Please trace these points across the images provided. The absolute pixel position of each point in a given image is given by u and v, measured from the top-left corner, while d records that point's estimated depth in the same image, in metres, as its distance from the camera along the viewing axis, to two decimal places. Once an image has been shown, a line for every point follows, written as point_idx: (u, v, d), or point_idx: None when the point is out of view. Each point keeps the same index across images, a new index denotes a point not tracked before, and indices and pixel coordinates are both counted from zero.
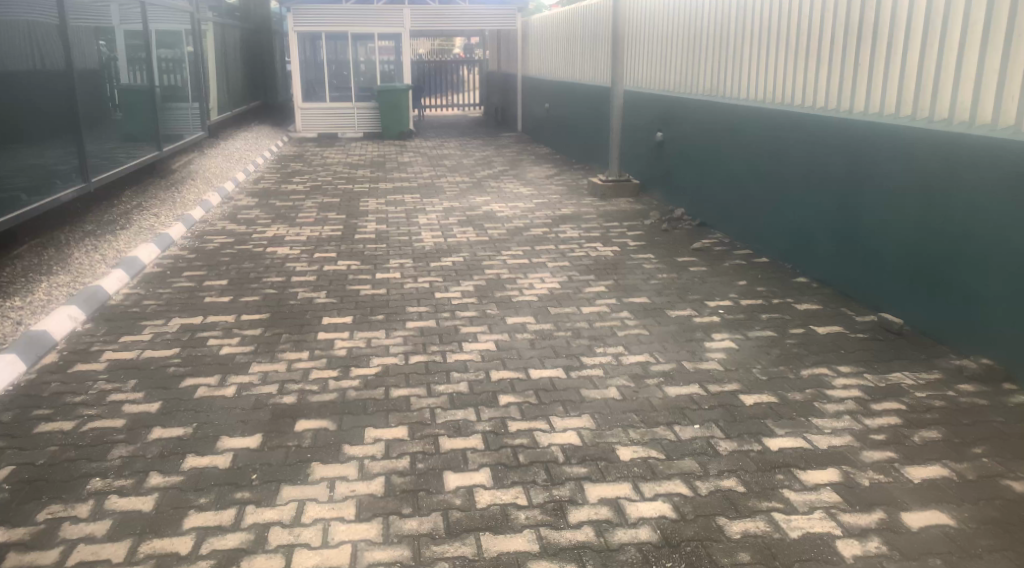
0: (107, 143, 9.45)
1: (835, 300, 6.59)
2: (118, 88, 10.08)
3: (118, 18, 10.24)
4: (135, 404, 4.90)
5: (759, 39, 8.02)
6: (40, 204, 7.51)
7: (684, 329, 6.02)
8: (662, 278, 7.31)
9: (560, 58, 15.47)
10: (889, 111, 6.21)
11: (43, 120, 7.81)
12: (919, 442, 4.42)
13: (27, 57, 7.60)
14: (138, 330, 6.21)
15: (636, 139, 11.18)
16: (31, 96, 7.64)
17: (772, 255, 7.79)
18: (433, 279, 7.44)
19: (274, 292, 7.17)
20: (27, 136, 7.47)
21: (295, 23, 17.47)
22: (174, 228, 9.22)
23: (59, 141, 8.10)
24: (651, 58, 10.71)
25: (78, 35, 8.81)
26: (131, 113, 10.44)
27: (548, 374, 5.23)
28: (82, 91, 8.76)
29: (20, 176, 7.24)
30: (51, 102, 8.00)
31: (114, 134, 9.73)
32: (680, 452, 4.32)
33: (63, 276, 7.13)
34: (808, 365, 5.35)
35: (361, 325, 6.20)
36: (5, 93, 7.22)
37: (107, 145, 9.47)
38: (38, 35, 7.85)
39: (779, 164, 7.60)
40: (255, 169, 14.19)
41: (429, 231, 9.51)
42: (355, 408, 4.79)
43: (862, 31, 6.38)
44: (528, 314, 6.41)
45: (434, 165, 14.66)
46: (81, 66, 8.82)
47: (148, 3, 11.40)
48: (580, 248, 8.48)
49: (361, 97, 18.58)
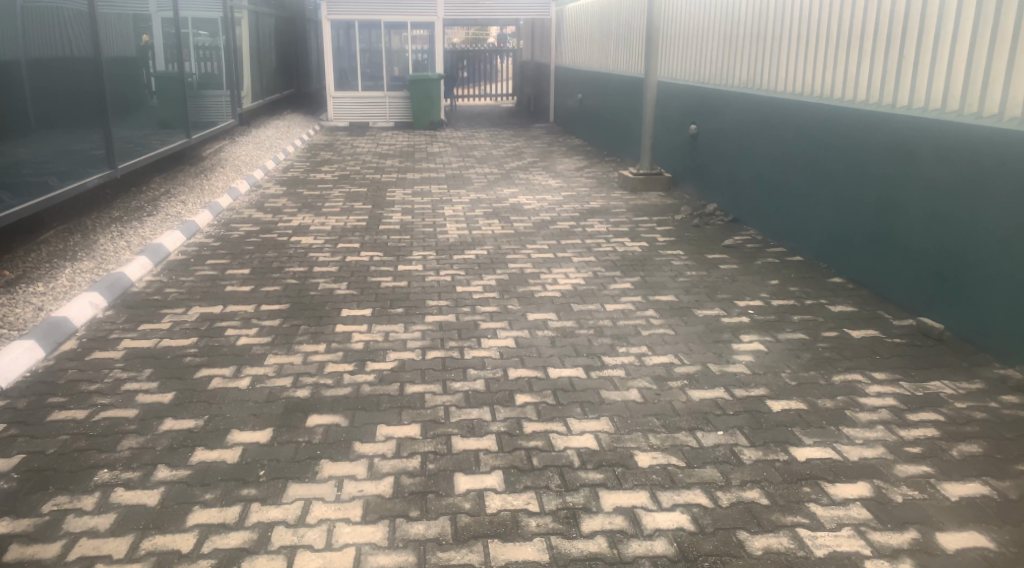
0: (140, 129, 9.47)
1: (870, 303, 6.37)
2: (153, 75, 10.12)
3: (155, 6, 10.28)
4: (148, 394, 4.84)
5: (797, 29, 7.81)
6: (70, 189, 7.51)
7: (711, 330, 5.84)
8: (690, 275, 7.14)
9: (594, 51, 15.33)
10: (935, 106, 6.00)
11: (76, 108, 7.83)
12: (957, 456, 4.22)
13: (62, 46, 7.63)
14: (158, 318, 6.17)
15: (669, 132, 10.98)
16: (66, 85, 7.67)
17: (807, 254, 7.58)
18: (455, 273, 7.34)
19: (295, 282, 7.10)
20: (60, 124, 7.49)
21: (329, 11, 17.45)
22: (200, 216, 9.20)
23: (92, 126, 8.12)
24: (686, 50, 10.51)
25: (114, 24, 8.84)
26: (165, 100, 10.47)
27: (567, 374, 5.09)
28: (116, 80, 8.78)
29: (53, 162, 7.27)
30: (86, 91, 8.05)
31: (148, 120, 9.76)
32: (702, 460, 4.17)
33: (87, 262, 7.10)
34: (839, 371, 5.16)
35: (380, 318, 6.11)
36: (42, 81, 7.25)
37: (141, 131, 9.49)
38: (74, 25, 7.88)
39: (816, 161, 7.38)
40: (284, 157, 14.19)
41: (454, 222, 9.40)
42: (368, 404, 4.69)
43: (909, 22, 6.17)
44: (550, 310, 6.28)
45: (463, 156, 14.56)
46: (116, 54, 8.87)
47: None
48: (606, 243, 8.33)
49: (394, 86, 18.55)
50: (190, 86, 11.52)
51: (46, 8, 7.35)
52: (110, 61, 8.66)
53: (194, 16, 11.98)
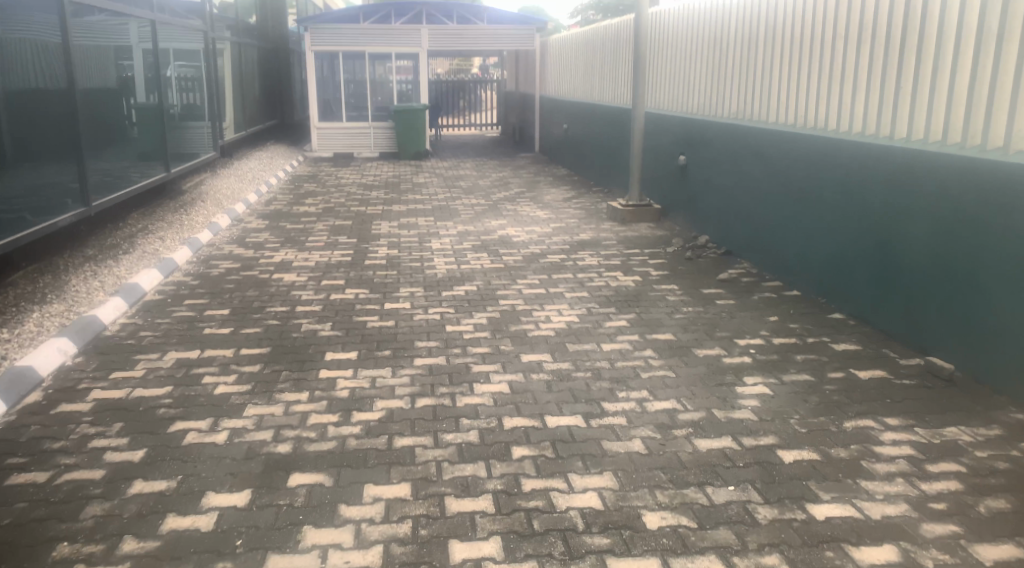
0: (119, 163, 9.18)
1: (875, 340, 6.12)
2: (134, 106, 9.87)
3: (135, 37, 10.07)
4: (117, 452, 4.51)
5: (788, 60, 7.65)
6: (43, 228, 7.20)
7: (713, 372, 5.57)
8: (687, 312, 6.88)
9: (579, 79, 15.20)
10: (935, 137, 5.81)
11: (53, 142, 7.57)
12: (985, 513, 3.96)
13: (40, 78, 7.40)
14: (131, 365, 5.85)
15: (658, 162, 10.78)
16: (43, 118, 7.42)
17: (804, 287, 7.34)
18: (444, 311, 7.06)
19: (277, 323, 6.80)
20: (36, 159, 7.22)
21: (312, 43, 17.36)
22: (179, 253, 8.90)
23: (67, 160, 7.81)
24: (674, 80, 10.37)
25: (94, 56, 8.61)
26: (145, 133, 10.20)
27: (566, 423, 4.80)
28: (95, 114, 8.55)
29: (26, 198, 6.97)
30: (65, 124, 7.80)
31: (127, 152, 9.47)
32: (714, 520, 3.89)
33: (57, 305, 6.77)
34: (851, 417, 4.89)
35: (366, 362, 5.81)
36: (18, 113, 7.01)
37: (119, 165, 9.21)
38: (53, 58, 7.66)
39: (813, 192, 7.16)
40: (267, 189, 13.91)
41: (442, 256, 9.14)
42: (354, 460, 4.38)
43: (906, 54, 6.01)
44: (544, 351, 6.00)
45: (449, 187, 14.33)
46: (95, 86, 8.63)
47: (165, 22, 11.22)
48: (599, 277, 8.07)
49: (378, 116, 18.35)
50: (170, 118, 11.28)
51: (23, 36, 7.15)
52: (88, 93, 8.39)
53: (175, 47, 11.73)
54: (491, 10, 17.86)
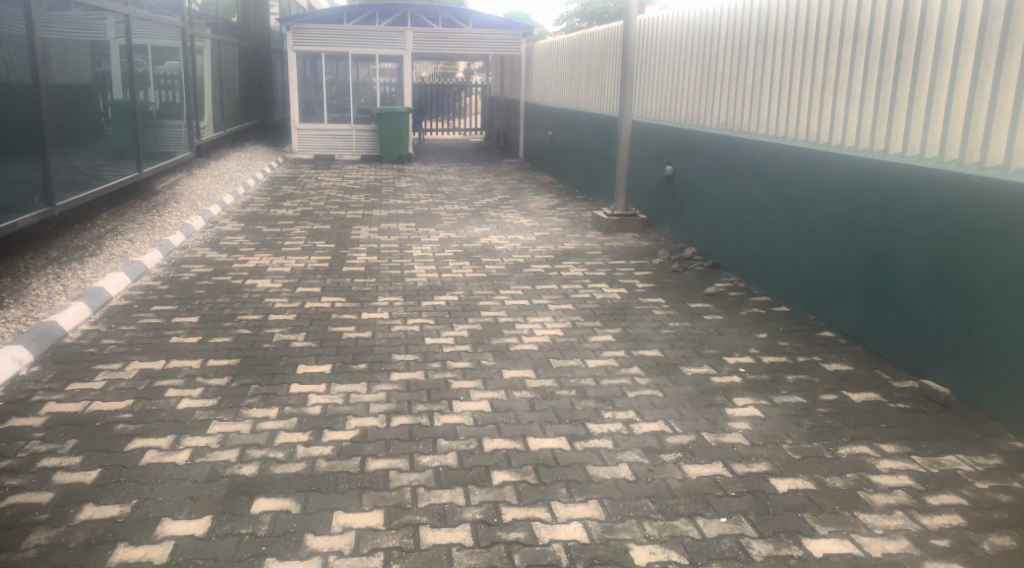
0: (91, 162, 8.87)
1: (868, 360, 5.91)
2: (109, 104, 9.57)
3: (113, 33, 9.79)
4: (68, 472, 4.23)
5: (779, 69, 7.45)
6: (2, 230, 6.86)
7: (703, 392, 5.33)
8: (674, 327, 6.66)
9: (565, 85, 14.97)
10: (932, 153, 5.61)
11: (22, 140, 7.32)
12: (989, 552, 3.74)
13: (10, 74, 7.17)
14: (90, 375, 5.55)
15: (644, 172, 10.58)
16: (12, 115, 7.18)
17: (792, 303, 7.13)
18: (424, 321, 6.79)
19: (247, 332, 6.50)
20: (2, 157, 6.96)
21: (294, 42, 17.00)
22: (148, 256, 8.57)
23: (32, 159, 7.49)
24: (662, 88, 10.17)
25: (69, 52, 8.35)
26: (120, 131, 9.90)
27: (549, 446, 4.54)
28: (69, 112, 8.28)
29: None
30: (36, 122, 7.55)
31: (100, 151, 9.16)
32: (706, 555, 3.66)
33: (15, 309, 6.45)
34: (846, 443, 4.67)
35: (340, 377, 5.52)
36: None
37: (91, 164, 8.89)
38: (26, 53, 7.41)
39: (803, 205, 6.94)
40: (245, 191, 13.57)
41: (423, 264, 8.86)
42: (324, 484, 4.11)
43: (903, 66, 5.81)
44: (527, 367, 5.74)
45: (432, 192, 14.04)
46: (69, 83, 8.36)
47: (143, 18, 10.92)
48: (584, 288, 7.83)
49: (360, 119, 18.05)
50: (147, 116, 10.96)
51: None
52: (61, 90, 8.13)
53: (152, 44, 11.37)
54: (476, 14, 17.66)
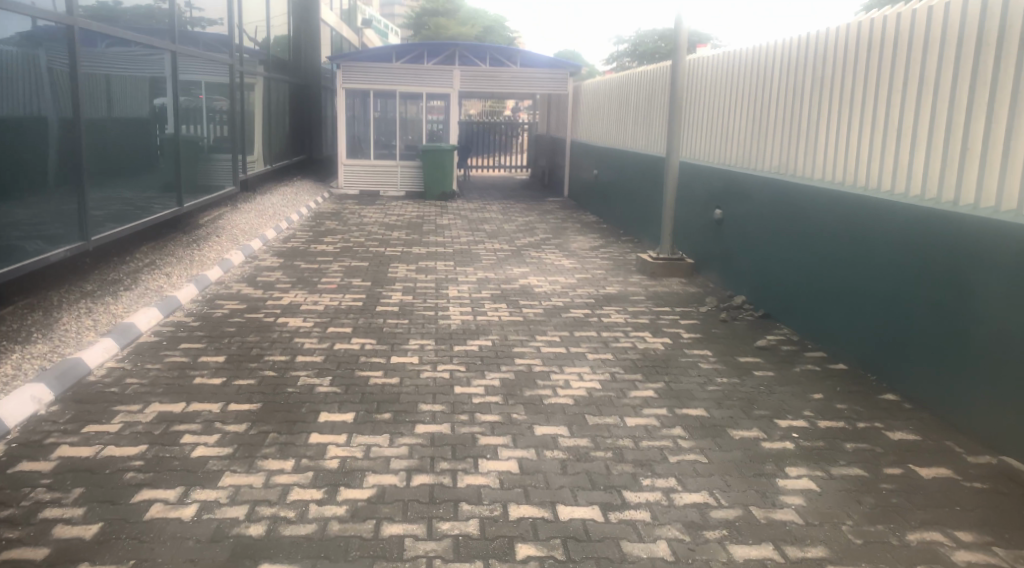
0: (138, 195, 8.84)
1: (933, 430, 5.47)
2: (161, 137, 9.60)
3: (170, 69, 9.87)
4: (69, 526, 4.01)
5: (836, 111, 7.10)
6: (43, 259, 6.75)
7: (751, 459, 4.95)
8: (720, 383, 6.27)
9: (612, 125, 14.76)
10: (1009, 206, 5.23)
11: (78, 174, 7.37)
12: None
13: (72, 109, 7.24)
14: (108, 417, 5.35)
15: (692, 214, 10.24)
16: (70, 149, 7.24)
17: (849, 359, 6.71)
18: (455, 368, 6.51)
19: (272, 375, 6.27)
20: (54, 190, 6.99)
21: (344, 80, 17.12)
22: (184, 292, 8.45)
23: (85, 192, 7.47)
24: (711, 128, 9.86)
25: (124, 87, 8.42)
26: (170, 165, 9.89)
27: (580, 516, 4.21)
28: (120, 146, 8.34)
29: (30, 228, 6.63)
30: (92, 156, 7.62)
31: (147, 185, 9.13)
32: None
33: (41, 344, 6.31)
34: (913, 527, 4.26)
35: (363, 428, 5.24)
36: (43, 144, 6.82)
37: (138, 197, 8.85)
38: (86, 89, 7.49)
39: (861, 256, 6.58)
40: (287, 225, 13.50)
41: (459, 306, 8.60)
42: (334, 551, 3.86)
43: (976, 111, 5.45)
44: (561, 423, 5.40)
45: (473, 230, 13.84)
46: (123, 117, 8.41)
47: (198, 55, 11.02)
48: (625, 337, 7.49)
49: (406, 156, 18.00)
50: (197, 151, 10.98)
51: (57, 69, 7.01)
52: (114, 123, 8.18)
53: (200, 78, 11.12)
54: (524, 55, 17.53)
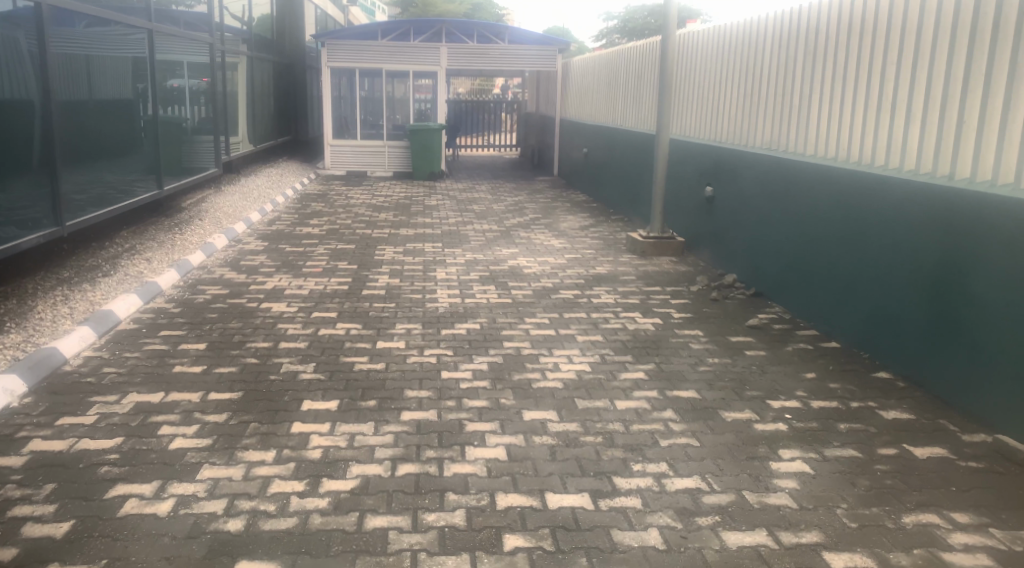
0: (120, 178, 8.66)
1: (929, 408, 5.35)
2: (142, 119, 9.38)
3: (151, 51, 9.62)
4: (40, 524, 3.87)
5: (829, 85, 6.93)
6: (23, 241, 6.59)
7: (744, 442, 4.83)
8: (712, 364, 6.15)
9: (601, 101, 14.56)
10: (1006, 179, 5.09)
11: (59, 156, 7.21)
12: None
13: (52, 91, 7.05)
14: (83, 409, 5.19)
15: (683, 192, 10.08)
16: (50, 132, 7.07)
17: (843, 338, 6.58)
18: (442, 352, 6.36)
19: (254, 362, 6.11)
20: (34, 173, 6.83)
21: (330, 58, 16.86)
22: (164, 277, 8.27)
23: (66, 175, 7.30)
24: (701, 104, 9.68)
25: (104, 68, 8.22)
26: (152, 147, 9.68)
27: (570, 504, 4.09)
28: (101, 129, 8.15)
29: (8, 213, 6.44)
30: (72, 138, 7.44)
31: (128, 168, 8.93)
32: None
33: (15, 334, 6.14)
34: (909, 509, 4.15)
35: (347, 416, 5.10)
36: (21, 127, 6.65)
37: (119, 180, 8.66)
38: (65, 69, 7.29)
39: (855, 232, 6.44)
40: (272, 208, 13.30)
41: (446, 288, 8.45)
42: (315, 546, 3.73)
43: (973, 83, 5.29)
44: (550, 408, 5.27)
45: (461, 211, 13.65)
46: (103, 98, 8.21)
47: (179, 36, 10.79)
48: (615, 318, 7.35)
49: (393, 136, 17.76)
50: (179, 133, 10.75)
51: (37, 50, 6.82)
52: (95, 105, 7.98)
53: (182, 59, 10.88)
54: (512, 30, 17.27)
